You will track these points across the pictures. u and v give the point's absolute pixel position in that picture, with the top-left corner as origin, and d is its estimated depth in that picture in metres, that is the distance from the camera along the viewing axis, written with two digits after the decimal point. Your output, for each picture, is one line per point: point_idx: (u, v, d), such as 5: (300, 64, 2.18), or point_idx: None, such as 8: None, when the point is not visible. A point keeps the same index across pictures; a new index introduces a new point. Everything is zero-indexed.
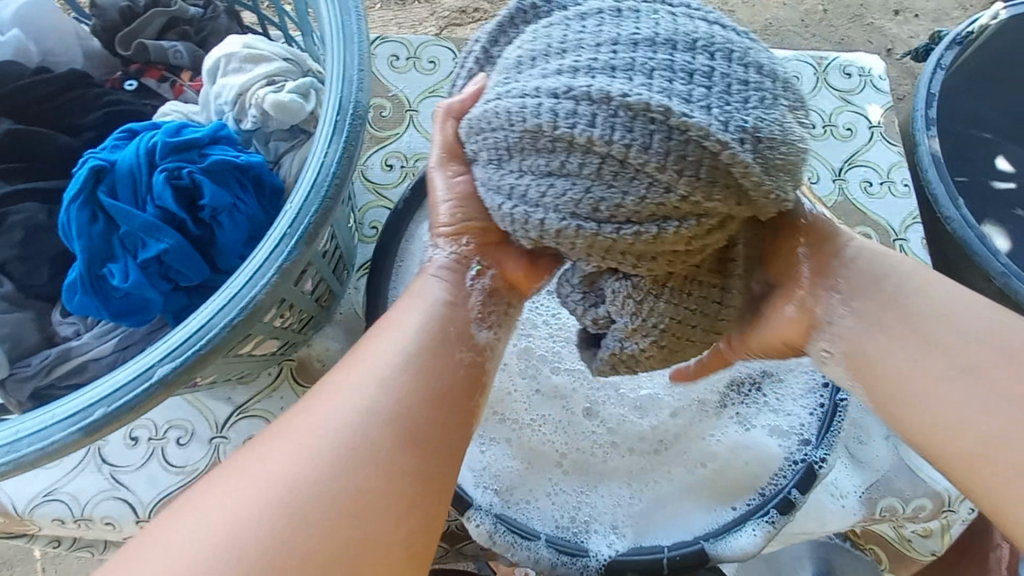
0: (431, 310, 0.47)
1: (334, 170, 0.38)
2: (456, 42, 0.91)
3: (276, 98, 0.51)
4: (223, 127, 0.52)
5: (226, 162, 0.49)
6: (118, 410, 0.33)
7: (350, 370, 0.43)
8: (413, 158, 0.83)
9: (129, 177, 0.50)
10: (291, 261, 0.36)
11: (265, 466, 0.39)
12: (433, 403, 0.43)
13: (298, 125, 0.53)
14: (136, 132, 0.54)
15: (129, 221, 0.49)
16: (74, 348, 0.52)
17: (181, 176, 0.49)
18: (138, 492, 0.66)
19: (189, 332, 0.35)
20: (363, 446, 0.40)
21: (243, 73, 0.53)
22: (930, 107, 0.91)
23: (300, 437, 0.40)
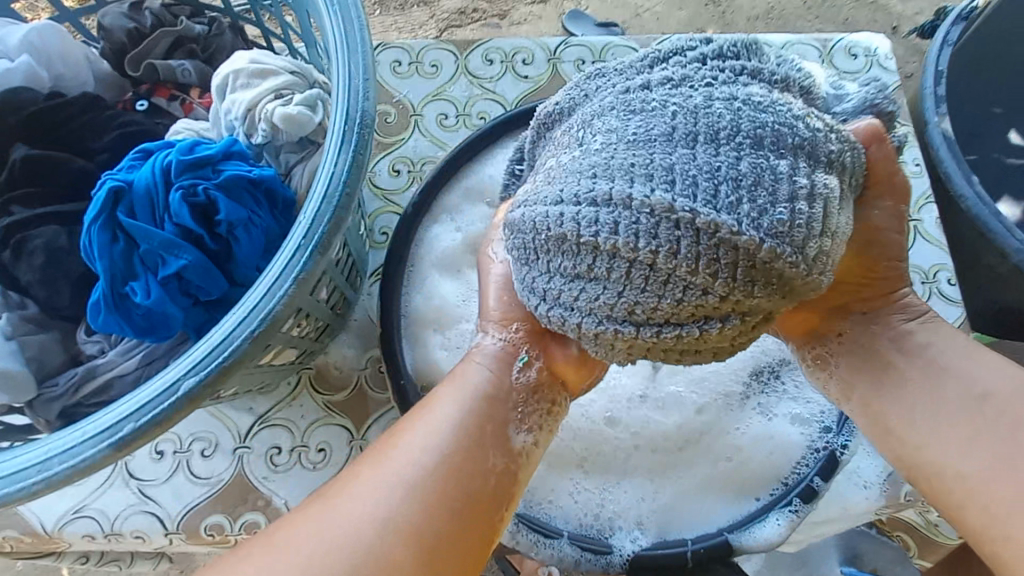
0: (469, 403, 0.45)
1: (343, 179, 0.38)
2: (456, 44, 0.91)
3: (285, 111, 0.51)
4: (236, 141, 0.53)
5: (241, 175, 0.50)
6: (146, 424, 0.34)
7: (376, 472, 0.42)
8: (419, 162, 0.84)
9: (147, 196, 0.51)
10: (306, 271, 0.37)
11: (290, 555, 0.39)
12: (463, 507, 0.42)
13: (307, 136, 0.54)
14: (151, 151, 0.55)
15: (148, 239, 0.50)
16: (100, 366, 0.53)
17: (197, 192, 0.50)
18: (166, 506, 0.68)
19: (209, 347, 0.36)
20: (382, 558, 0.38)
21: (252, 88, 0.53)
22: (938, 85, 0.90)
23: (314, 546, 0.39)
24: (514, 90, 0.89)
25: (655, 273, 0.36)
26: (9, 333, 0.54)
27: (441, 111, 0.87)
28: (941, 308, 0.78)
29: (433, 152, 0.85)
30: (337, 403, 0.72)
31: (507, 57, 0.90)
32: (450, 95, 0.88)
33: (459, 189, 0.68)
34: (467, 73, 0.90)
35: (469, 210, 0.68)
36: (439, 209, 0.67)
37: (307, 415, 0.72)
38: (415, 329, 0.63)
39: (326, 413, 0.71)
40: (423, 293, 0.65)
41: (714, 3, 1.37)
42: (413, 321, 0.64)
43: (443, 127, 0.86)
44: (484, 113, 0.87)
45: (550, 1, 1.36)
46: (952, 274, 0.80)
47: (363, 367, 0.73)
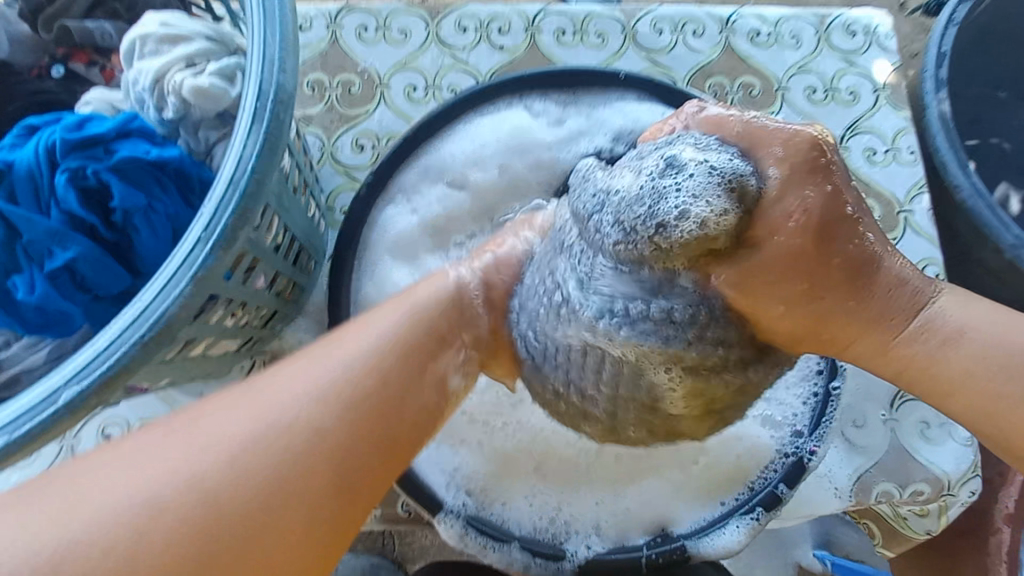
0: (412, 321, 0.43)
1: (252, 164, 0.34)
2: (427, 9, 0.84)
3: (195, 83, 0.46)
4: (136, 117, 0.48)
5: (137, 158, 0.46)
6: (21, 439, 0.30)
7: (306, 372, 0.38)
8: (385, 138, 0.79)
9: (29, 180, 0.47)
10: (207, 268, 0.33)
11: (196, 441, 0.34)
12: (376, 425, 0.38)
13: (226, 111, 0.48)
14: (37, 128, 0.50)
15: (31, 229, 0.46)
16: (2, 361, 0.48)
17: (87, 176, 0.46)
18: None
19: (94, 351, 0.31)
20: (294, 470, 0.34)
21: (161, 56, 0.48)
22: (940, 67, 0.85)
23: (233, 427, 0.35)
24: (488, 61, 0.83)
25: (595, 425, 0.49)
26: None
27: (410, 82, 0.82)
28: None
29: (399, 127, 0.80)
30: None
31: (482, 25, 0.84)
32: (419, 65, 0.82)
33: (419, 167, 0.63)
34: (438, 41, 0.84)
35: (429, 192, 0.63)
36: (395, 188, 0.63)
37: None
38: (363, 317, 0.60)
39: None
40: (374, 280, 0.61)
41: None
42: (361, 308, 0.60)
43: (412, 100, 0.81)
44: (456, 87, 0.82)
45: None
46: (939, 268, 0.78)
47: None
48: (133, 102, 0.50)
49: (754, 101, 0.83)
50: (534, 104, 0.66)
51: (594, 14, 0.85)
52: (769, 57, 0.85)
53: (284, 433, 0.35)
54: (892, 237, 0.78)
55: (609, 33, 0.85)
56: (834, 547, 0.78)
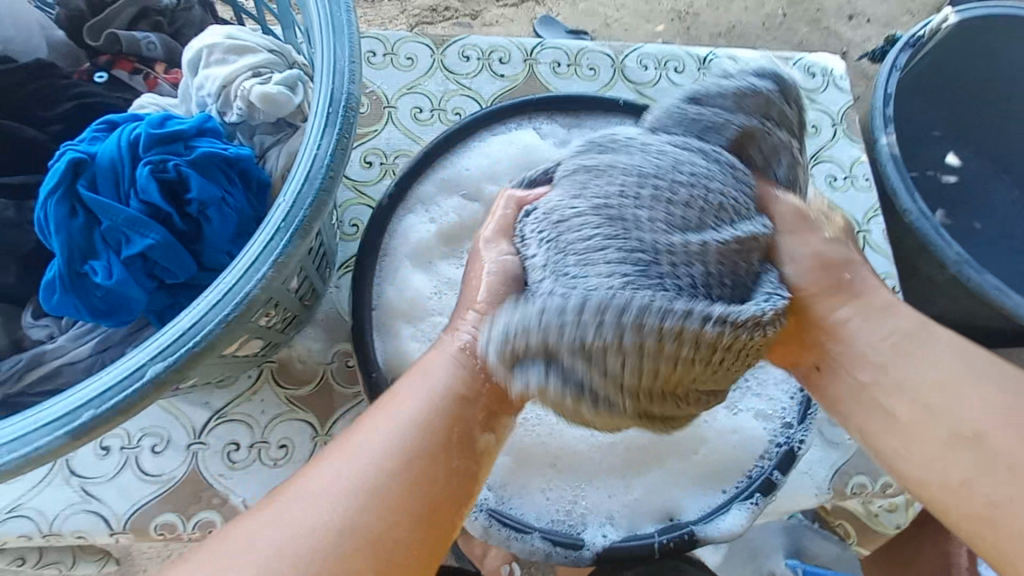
0: (436, 402, 0.44)
1: (327, 163, 0.38)
2: (432, 38, 0.90)
3: (264, 90, 0.50)
4: (210, 118, 0.51)
5: (214, 153, 0.49)
6: (109, 410, 0.33)
7: (342, 458, 0.41)
8: (392, 155, 0.83)
9: (110, 170, 0.49)
10: (285, 255, 0.36)
11: (243, 553, 0.37)
12: (407, 512, 0.40)
13: (285, 117, 0.52)
14: (116, 122, 0.53)
15: (112, 215, 0.48)
16: (48, 351, 0.51)
17: (166, 169, 0.48)
18: (111, 505, 0.66)
19: (179, 330, 0.34)
20: (330, 565, 0.37)
21: (227, 64, 0.52)
22: (887, 106, 0.96)
23: (269, 533, 0.37)
24: (490, 88, 0.89)
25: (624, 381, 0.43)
26: None
27: (416, 104, 0.86)
28: None
29: (407, 145, 0.84)
30: (300, 398, 0.71)
31: (484, 55, 0.90)
32: (426, 89, 0.87)
33: (436, 180, 0.67)
34: (443, 68, 0.89)
35: (445, 203, 0.67)
36: (414, 199, 0.66)
37: (268, 410, 0.70)
38: (385, 321, 0.62)
39: (288, 407, 0.70)
40: (395, 285, 0.63)
41: (681, 18, 1.45)
42: (384, 311, 0.62)
43: (418, 121, 0.85)
44: (460, 109, 0.87)
45: (522, 5, 1.39)
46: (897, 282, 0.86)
47: (329, 362, 0.72)
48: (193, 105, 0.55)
49: None
50: (543, 125, 0.71)
51: (586, 49, 0.93)
52: None
53: (322, 531, 0.38)
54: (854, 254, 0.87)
55: (600, 67, 0.92)
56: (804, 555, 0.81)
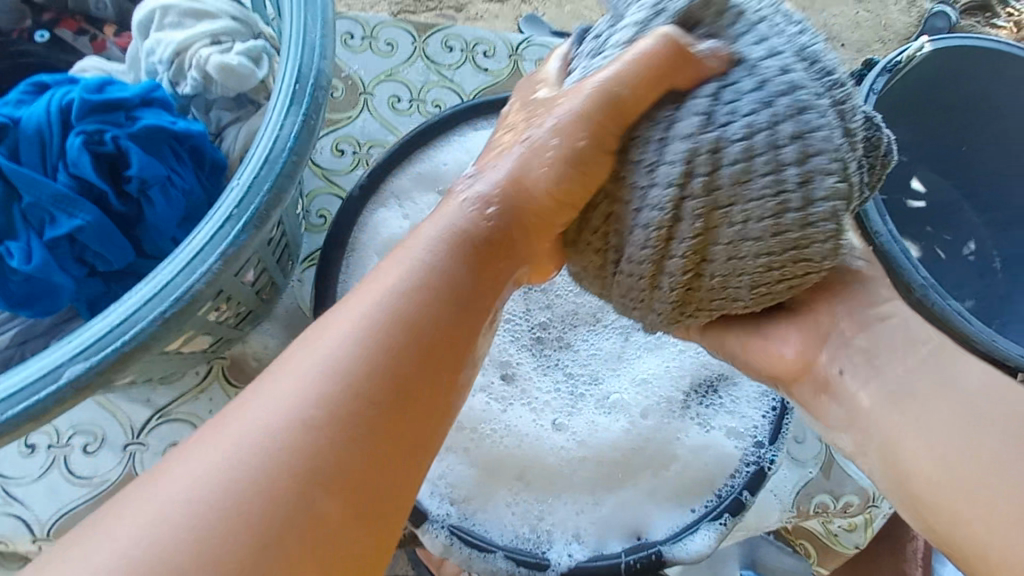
0: (431, 267, 0.38)
1: (289, 145, 0.34)
2: (415, 25, 0.86)
3: (222, 60, 0.46)
4: (158, 87, 0.47)
5: (160, 127, 0.45)
6: (15, 416, 0.29)
7: (319, 341, 0.34)
8: (366, 144, 0.79)
9: (37, 137, 0.45)
10: (237, 245, 0.33)
11: (210, 458, 0.30)
12: (400, 401, 0.34)
13: (246, 93, 0.48)
14: (47, 85, 0.48)
15: (36, 191, 0.43)
16: None
17: (103, 141, 0.44)
18: (34, 509, 0.60)
19: (108, 325, 0.31)
20: (320, 463, 0.31)
21: (183, 29, 0.48)
22: None
23: (240, 428, 0.31)
24: (472, 81, 0.86)
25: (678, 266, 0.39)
26: None
27: (394, 92, 0.82)
28: None
29: (383, 135, 0.80)
30: None
31: (467, 47, 0.87)
32: (405, 77, 0.83)
33: (411, 173, 0.64)
34: (424, 57, 0.85)
35: (420, 198, 0.63)
36: (386, 192, 0.62)
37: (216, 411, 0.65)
38: None
39: None
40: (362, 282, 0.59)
41: None
42: None
43: (396, 110, 0.81)
44: (440, 101, 0.83)
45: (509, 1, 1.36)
46: None
47: None
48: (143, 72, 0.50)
49: None
50: None
51: None
52: None
53: (299, 410, 0.32)
54: None
55: None
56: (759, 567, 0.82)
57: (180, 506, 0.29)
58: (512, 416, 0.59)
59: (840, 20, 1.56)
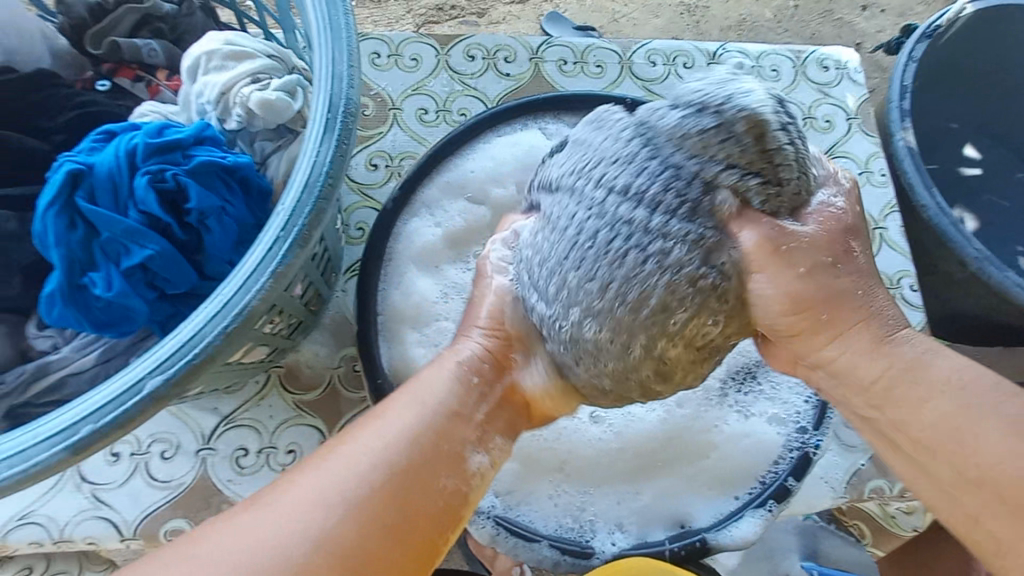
0: (449, 387, 0.46)
1: (325, 170, 0.37)
2: (437, 38, 0.89)
3: (263, 97, 0.50)
4: (208, 126, 0.51)
5: (213, 163, 0.49)
6: (106, 425, 0.32)
7: (357, 443, 0.42)
8: (398, 157, 0.82)
9: (109, 180, 0.49)
10: (285, 265, 0.36)
11: (256, 522, 0.38)
12: (406, 509, 0.41)
13: (285, 124, 0.52)
14: (114, 132, 0.53)
15: (111, 227, 0.48)
16: (53, 362, 0.51)
17: (165, 179, 0.49)
18: (122, 512, 0.66)
19: (179, 342, 0.34)
20: (334, 552, 0.38)
21: (226, 70, 0.52)
22: (904, 99, 0.94)
23: (285, 510, 0.38)
24: (495, 87, 0.88)
25: (583, 362, 0.45)
26: None
27: (421, 105, 0.86)
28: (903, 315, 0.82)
29: (413, 147, 0.83)
30: (308, 403, 0.71)
31: (489, 54, 0.89)
32: (431, 90, 0.86)
33: (440, 182, 0.66)
34: (448, 68, 0.88)
35: (450, 206, 0.66)
36: (418, 202, 0.65)
37: (276, 416, 0.71)
38: (391, 326, 0.61)
39: (296, 413, 0.71)
40: (400, 289, 0.62)
41: (690, 12, 1.43)
42: (390, 318, 0.61)
43: (423, 122, 0.85)
44: (465, 110, 0.86)
45: (528, 2, 1.38)
46: (914, 280, 0.85)
47: (336, 367, 0.72)
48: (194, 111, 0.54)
49: None
50: (550, 126, 0.70)
51: (593, 46, 0.92)
52: None
53: (332, 502, 0.39)
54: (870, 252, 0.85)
55: (607, 64, 0.91)
56: (821, 558, 0.77)
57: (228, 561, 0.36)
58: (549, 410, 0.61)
59: None
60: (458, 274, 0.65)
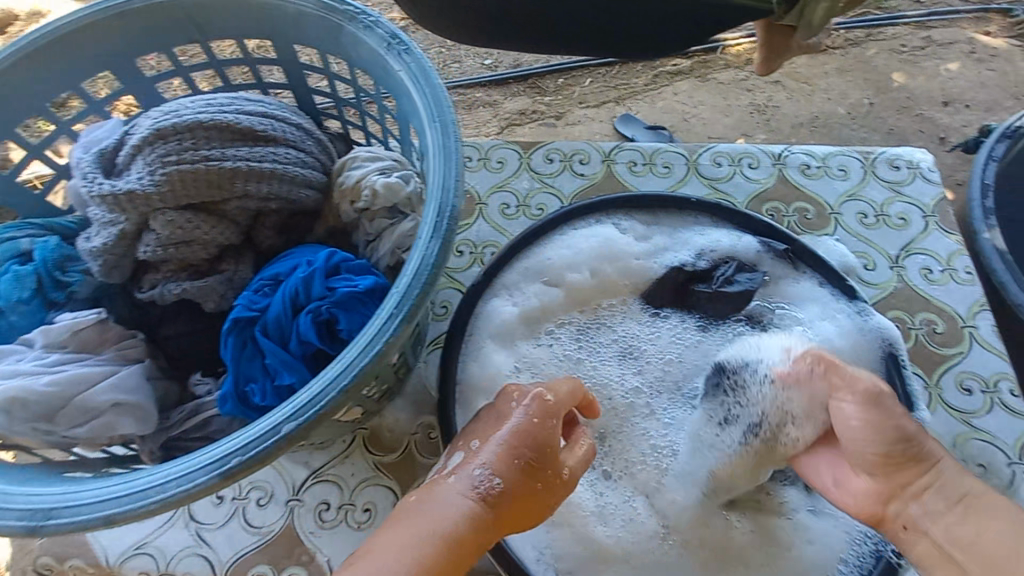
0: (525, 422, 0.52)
1: (433, 262, 0.46)
2: (521, 144, 1.02)
3: (386, 181, 0.59)
4: (336, 253, 0.56)
5: (352, 293, 0.53)
6: (253, 457, 0.40)
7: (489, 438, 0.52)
8: (481, 246, 0.92)
9: (275, 324, 0.54)
10: (394, 336, 0.44)
11: (412, 522, 0.46)
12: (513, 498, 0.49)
13: (398, 206, 0.60)
14: (276, 276, 0.56)
15: (272, 356, 0.53)
16: (206, 403, 0.60)
17: (319, 312, 0.53)
18: (217, 551, 0.74)
19: (308, 396, 0.42)
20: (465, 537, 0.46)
21: (362, 168, 0.62)
22: (986, 197, 0.93)
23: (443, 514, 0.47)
24: (572, 185, 0.98)
25: None
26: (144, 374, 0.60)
27: (504, 201, 0.97)
28: (1004, 420, 0.77)
29: (494, 236, 0.93)
30: (386, 465, 0.77)
31: (565, 157, 1.01)
32: (513, 187, 0.98)
33: (521, 268, 0.74)
34: (529, 169, 1.00)
35: (528, 288, 0.73)
36: (499, 285, 0.73)
37: (357, 473, 0.77)
38: (468, 396, 0.67)
39: (375, 473, 0.77)
40: (477, 362, 0.69)
41: (760, 111, 1.52)
42: (467, 388, 0.67)
43: (505, 215, 0.95)
44: (543, 205, 0.97)
45: (603, 106, 1.52)
46: (1015, 383, 0.79)
47: (414, 432, 0.79)
48: (204, 164, 0.55)
49: (810, 223, 0.92)
50: (621, 221, 0.78)
51: (661, 149, 1.01)
52: (820, 187, 0.95)
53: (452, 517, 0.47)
54: (961, 350, 0.82)
55: (674, 165, 0.99)
56: None
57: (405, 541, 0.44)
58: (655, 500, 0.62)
59: (960, 82, 1.53)
60: (532, 350, 0.71)
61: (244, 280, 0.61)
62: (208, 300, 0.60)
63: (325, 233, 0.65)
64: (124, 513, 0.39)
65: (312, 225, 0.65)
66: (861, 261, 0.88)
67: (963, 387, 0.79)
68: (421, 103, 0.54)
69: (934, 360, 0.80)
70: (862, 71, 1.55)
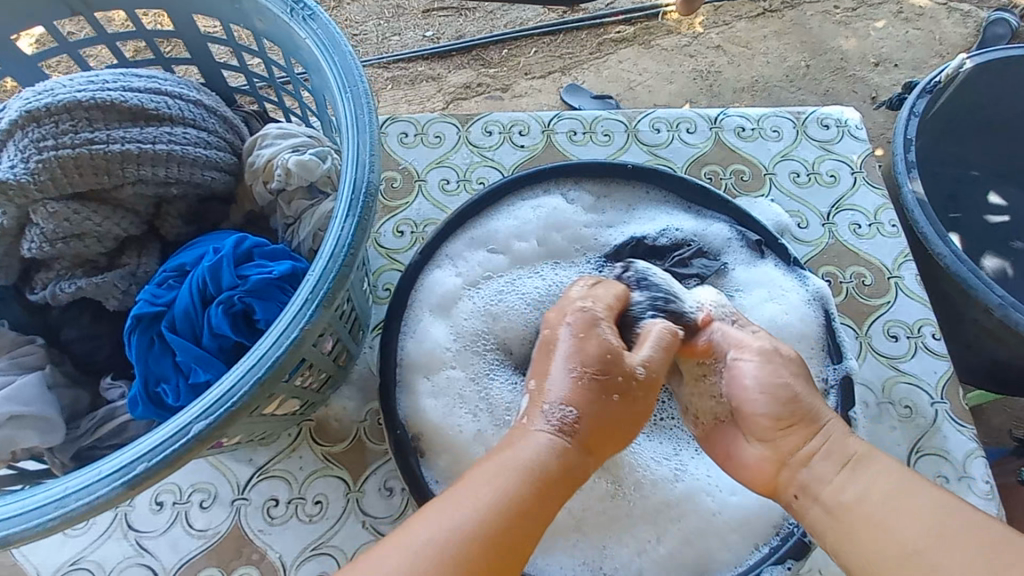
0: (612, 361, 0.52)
1: (348, 243, 0.44)
2: (458, 117, 0.99)
3: (298, 158, 0.56)
4: (248, 238, 0.54)
5: (266, 279, 0.51)
6: (160, 462, 0.38)
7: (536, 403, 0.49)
8: (422, 224, 0.90)
9: (185, 317, 0.51)
10: (312, 322, 0.42)
11: (432, 511, 0.42)
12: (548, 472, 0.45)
13: (316, 185, 0.58)
14: (186, 267, 0.54)
15: (184, 352, 0.50)
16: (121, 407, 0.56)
17: (233, 303, 0.51)
18: (160, 558, 0.70)
19: (220, 392, 0.40)
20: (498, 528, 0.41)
21: (274, 147, 0.59)
22: (908, 151, 0.96)
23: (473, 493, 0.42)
24: (512, 157, 0.96)
25: None
26: (50, 381, 0.56)
27: (444, 176, 0.94)
28: (929, 362, 0.81)
29: (435, 214, 0.91)
30: (335, 455, 0.75)
31: (505, 129, 0.98)
32: (452, 162, 0.95)
33: (465, 238, 0.73)
34: (468, 143, 0.97)
35: (471, 258, 0.72)
36: (441, 259, 0.71)
37: (305, 466, 0.75)
38: (409, 376, 0.65)
39: (324, 464, 0.74)
40: (416, 338, 0.67)
41: (703, 77, 1.52)
42: (408, 367, 0.66)
43: (445, 191, 0.93)
44: (483, 178, 0.94)
45: (548, 77, 1.49)
46: (936, 328, 0.84)
47: (362, 420, 0.77)
48: (88, 148, 0.51)
49: (746, 185, 0.93)
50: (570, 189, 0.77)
51: (600, 117, 1.00)
52: (754, 148, 0.97)
53: (477, 501, 0.42)
54: (888, 300, 0.85)
55: (614, 133, 0.98)
56: None
57: (425, 528, 0.40)
58: (658, 429, 0.67)
59: (889, 42, 1.57)
60: (471, 324, 0.69)
61: (149, 273, 0.58)
62: (109, 299, 0.56)
63: (244, 219, 0.62)
64: (17, 535, 0.37)
65: (227, 211, 0.62)
66: (795, 220, 0.90)
67: (890, 334, 0.82)
68: (329, 73, 0.51)
69: (864, 311, 0.84)
70: (798, 34, 1.58)
